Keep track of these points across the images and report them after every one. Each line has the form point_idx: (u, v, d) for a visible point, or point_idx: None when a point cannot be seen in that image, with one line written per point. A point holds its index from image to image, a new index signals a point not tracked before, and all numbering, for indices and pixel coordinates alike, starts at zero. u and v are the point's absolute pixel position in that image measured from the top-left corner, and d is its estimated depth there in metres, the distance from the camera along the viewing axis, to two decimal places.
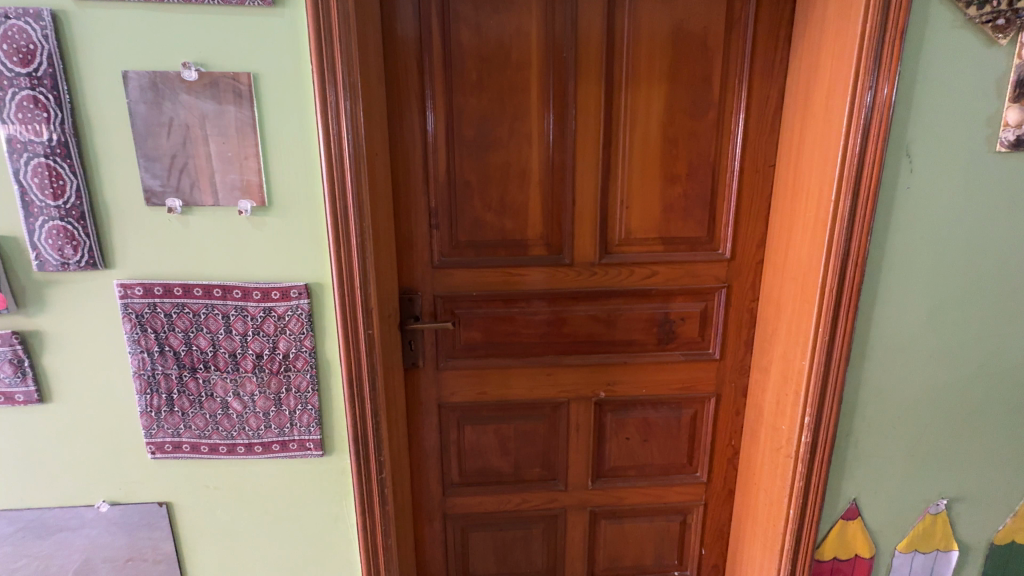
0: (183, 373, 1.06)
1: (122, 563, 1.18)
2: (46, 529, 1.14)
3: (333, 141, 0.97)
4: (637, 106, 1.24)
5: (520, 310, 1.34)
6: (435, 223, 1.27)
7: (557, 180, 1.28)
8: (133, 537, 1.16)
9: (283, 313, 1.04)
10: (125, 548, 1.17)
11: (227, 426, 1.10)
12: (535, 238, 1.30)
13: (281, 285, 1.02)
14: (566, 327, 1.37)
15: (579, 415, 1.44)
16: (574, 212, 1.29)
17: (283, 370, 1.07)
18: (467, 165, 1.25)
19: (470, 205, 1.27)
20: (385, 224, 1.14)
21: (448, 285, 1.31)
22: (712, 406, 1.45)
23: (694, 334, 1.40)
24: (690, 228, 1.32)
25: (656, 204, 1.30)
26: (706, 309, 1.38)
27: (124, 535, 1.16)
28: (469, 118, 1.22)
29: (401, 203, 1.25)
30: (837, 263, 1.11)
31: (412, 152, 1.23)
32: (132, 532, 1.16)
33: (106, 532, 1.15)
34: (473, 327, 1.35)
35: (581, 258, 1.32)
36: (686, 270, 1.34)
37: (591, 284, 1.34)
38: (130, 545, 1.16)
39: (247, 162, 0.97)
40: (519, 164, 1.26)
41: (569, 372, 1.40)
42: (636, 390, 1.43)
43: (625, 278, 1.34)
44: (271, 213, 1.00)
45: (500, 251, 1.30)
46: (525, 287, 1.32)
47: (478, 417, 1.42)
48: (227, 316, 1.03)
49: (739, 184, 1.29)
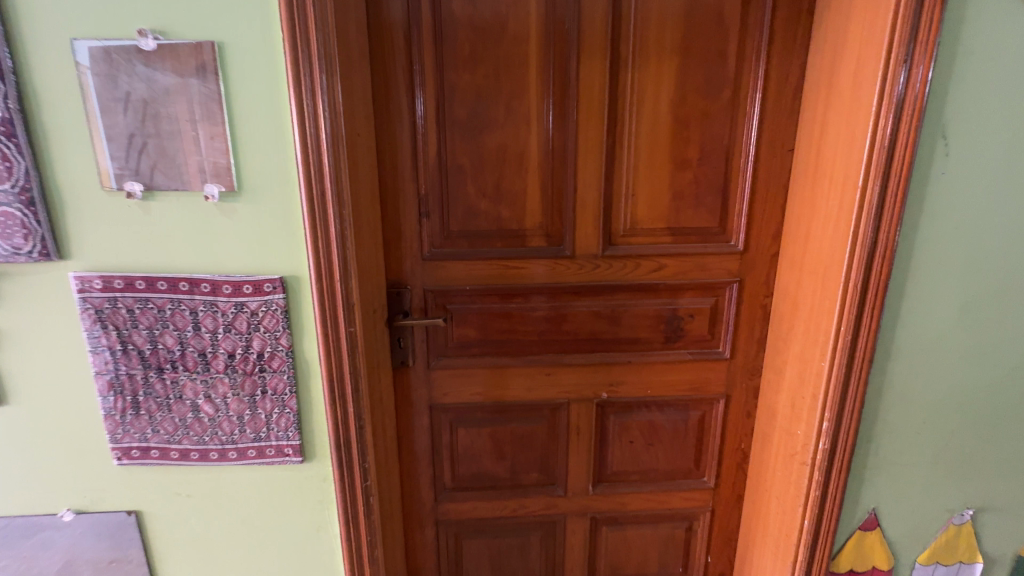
0: (149, 374, 0.97)
1: (108, 564, 1.10)
2: (29, 528, 1.06)
3: (309, 119, 0.88)
4: (645, 83, 1.14)
5: (517, 306, 1.25)
6: (426, 211, 1.18)
7: (557, 165, 1.18)
8: (118, 537, 1.08)
9: (256, 309, 0.95)
10: (110, 548, 1.08)
11: (198, 431, 1.01)
12: (533, 228, 1.21)
13: (254, 279, 0.93)
14: (567, 324, 1.28)
15: (580, 417, 1.35)
16: (576, 200, 1.19)
17: (258, 371, 0.98)
18: (460, 148, 1.15)
19: (463, 192, 1.18)
20: (370, 213, 1.05)
21: (439, 278, 1.22)
22: (720, 408, 1.37)
23: (703, 331, 1.31)
24: (699, 218, 1.23)
25: (664, 191, 1.20)
26: (716, 305, 1.29)
27: (108, 535, 1.07)
28: (462, 97, 1.12)
29: (388, 190, 1.16)
30: (864, 255, 1.01)
31: (400, 133, 1.13)
32: (117, 532, 1.07)
33: (92, 531, 1.07)
34: (467, 324, 1.26)
35: (583, 249, 1.22)
36: (696, 263, 1.25)
37: (594, 278, 1.25)
38: (116, 546, 1.08)
39: (214, 142, 0.88)
40: (516, 149, 1.16)
41: (569, 372, 1.31)
42: (640, 391, 1.34)
43: (629, 271, 1.25)
44: (240, 199, 0.91)
45: (495, 242, 1.21)
46: (522, 281, 1.23)
47: (473, 419, 1.34)
48: (195, 312, 0.94)
49: (754, 171, 1.20)
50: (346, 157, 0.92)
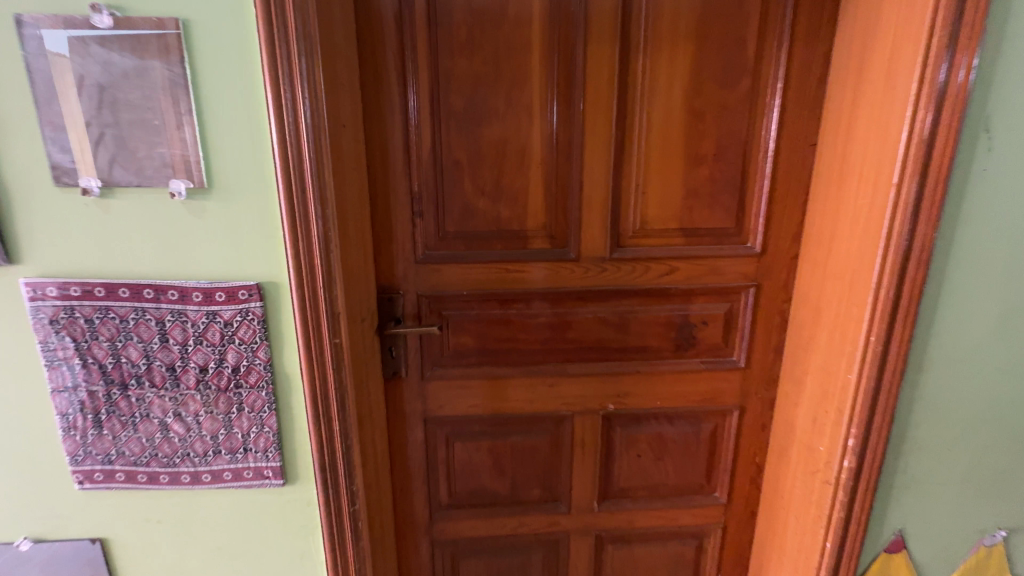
0: (112, 390, 0.88)
1: None
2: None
3: (287, 107, 0.78)
4: (657, 72, 1.05)
5: (518, 312, 1.17)
6: (420, 210, 1.09)
7: (562, 161, 1.09)
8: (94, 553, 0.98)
9: (230, 319, 0.86)
10: (87, 566, 0.98)
11: (168, 452, 0.92)
12: (535, 229, 1.12)
13: (227, 285, 0.84)
14: (571, 331, 1.19)
15: (584, 431, 1.27)
16: (582, 198, 1.10)
17: (233, 387, 0.89)
18: (456, 142, 1.06)
19: (460, 190, 1.09)
20: (357, 212, 0.95)
21: (434, 283, 1.13)
22: (734, 420, 1.29)
23: (716, 339, 1.23)
24: (714, 218, 1.14)
25: (677, 189, 1.12)
26: (730, 311, 1.21)
27: (84, 551, 0.97)
28: (458, 86, 1.03)
29: (379, 188, 1.06)
30: (897, 259, 0.93)
31: (391, 126, 1.04)
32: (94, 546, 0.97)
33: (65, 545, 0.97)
34: (464, 331, 1.17)
35: (589, 252, 1.14)
36: (709, 267, 1.17)
37: (601, 283, 1.16)
38: (93, 563, 0.98)
39: (180, 133, 0.78)
40: (517, 143, 1.07)
41: (573, 382, 1.23)
42: (649, 403, 1.26)
43: (638, 275, 1.16)
44: (211, 197, 0.81)
45: (494, 244, 1.12)
46: (524, 285, 1.15)
47: (470, 432, 1.25)
48: (162, 322, 0.85)
49: (774, 167, 1.11)
50: (330, 150, 0.83)
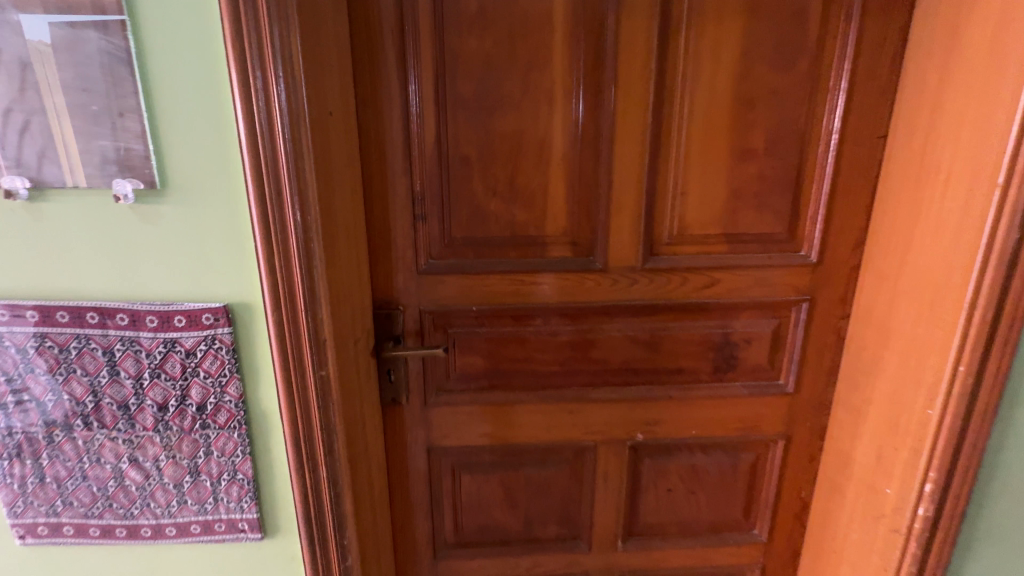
0: (53, 432, 0.73)
1: None
2: None
3: (257, 89, 0.63)
4: (703, 50, 0.89)
5: (535, 330, 1.01)
6: (422, 213, 0.93)
7: (589, 156, 0.93)
8: None
9: (193, 348, 0.71)
10: None
11: (123, 502, 0.78)
12: (556, 235, 0.97)
13: (188, 308, 0.69)
14: (596, 352, 1.04)
15: (608, 462, 1.12)
16: (611, 200, 0.95)
17: (198, 428, 0.75)
18: (465, 134, 0.90)
19: (470, 190, 0.93)
20: (348, 217, 0.80)
21: (438, 297, 0.98)
22: (778, 451, 1.13)
23: (761, 361, 1.07)
24: (764, 223, 0.98)
25: (721, 189, 0.96)
26: (779, 329, 1.05)
27: None
28: (468, 68, 0.87)
29: (374, 187, 0.91)
30: (998, 277, 0.78)
31: (389, 115, 0.88)
32: None
33: None
34: (473, 352, 1.02)
35: (618, 262, 0.98)
36: (756, 278, 1.01)
37: (631, 297, 1.00)
38: None
39: (125, 122, 0.63)
40: (536, 135, 0.91)
41: (597, 409, 1.08)
42: (683, 432, 1.11)
43: (674, 288, 1.01)
44: (165, 200, 0.66)
45: (509, 252, 0.97)
46: (542, 300, 0.99)
47: (480, 464, 1.10)
48: (110, 352, 0.70)
49: (836, 163, 0.95)
50: (313, 143, 0.68)
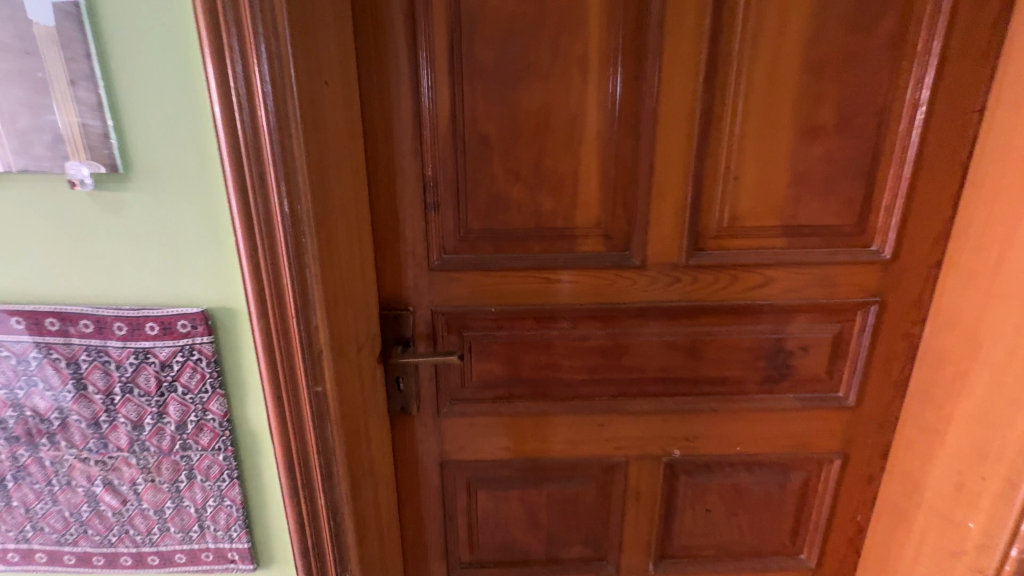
0: (18, 451, 0.65)
1: None
2: None
3: (232, 51, 0.51)
4: (766, 7, 0.75)
5: (561, 334, 0.90)
6: (434, 201, 0.82)
7: (627, 134, 0.80)
8: None
9: (168, 360, 0.61)
10: None
11: (100, 529, 0.69)
12: (587, 227, 0.84)
13: (161, 314, 0.59)
14: (630, 358, 0.92)
15: (640, 479, 1.01)
16: (652, 186, 0.82)
17: (179, 450, 0.65)
18: (484, 109, 0.78)
19: (489, 175, 0.81)
20: (346, 206, 0.68)
21: (452, 296, 0.87)
22: (833, 469, 1.01)
23: (818, 370, 0.94)
24: (829, 212, 0.85)
25: (780, 174, 0.82)
26: (840, 335, 0.92)
27: None
28: (488, 31, 0.75)
29: (380, 171, 0.80)
30: None
31: (397, 88, 0.77)
32: None
33: None
34: (491, 357, 0.91)
35: (657, 257, 0.86)
36: (817, 277, 0.88)
37: (672, 298, 0.88)
38: None
39: (77, 91, 0.52)
40: (566, 110, 0.79)
41: (629, 422, 0.96)
42: (725, 448, 0.99)
43: (722, 288, 0.88)
44: (130, 188, 0.56)
45: (533, 246, 0.85)
46: (569, 300, 0.87)
47: (498, 480, 0.99)
48: (75, 364, 0.61)
49: (921, 142, 0.80)
50: (303, 116, 0.56)
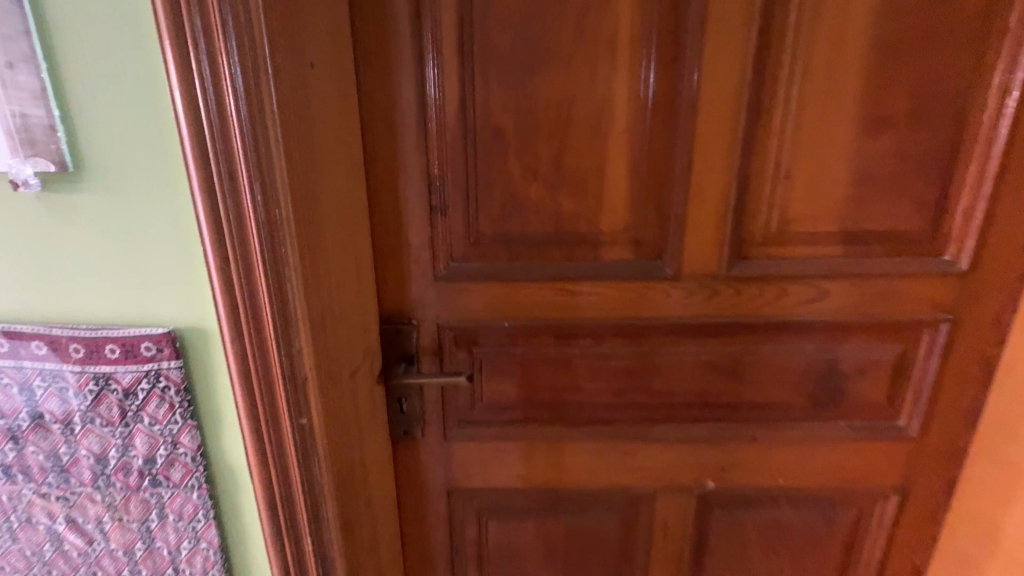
0: None
1: None
2: None
3: (193, 25, 0.43)
4: None
5: (582, 352, 0.80)
6: (441, 203, 0.72)
7: (661, 126, 0.70)
8: None
9: (132, 387, 0.53)
10: None
11: (65, 570, 0.61)
12: (614, 232, 0.74)
13: (123, 336, 0.51)
14: (660, 380, 0.82)
15: (669, 512, 0.90)
16: (690, 187, 0.72)
17: (148, 487, 0.57)
18: (497, 99, 0.69)
19: (503, 174, 0.72)
20: (337, 211, 0.60)
21: (461, 309, 0.78)
22: (889, 506, 0.89)
23: (876, 395, 0.83)
24: (896, 217, 0.73)
25: (839, 172, 0.71)
26: (903, 356, 0.80)
27: None
28: (503, 9, 0.65)
29: (380, 170, 0.71)
30: None
31: (399, 74, 0.68)
32: None
33: None
34: (504, 376, 0.81)
35: (694, 267, 0.75)
36: (878, 290, 0.77)
37: (709, 313, 0.77)
38: None
39: (17, 76, 0.44)
40: (591, 99, 0.69)
41: (658, 450, 0.86)
42: (766, 481, 0.88)
43: (767, 302, 0.77)
44: (83, 190, 0.48)
45: (552, 253, 0.75)
46: (592, 315, 0.78)
47: (511, 509, 0.90)
48: (29, 390, 0.53)
49: (1011, 134, 0.68)
50: (282, 105, 0.47)
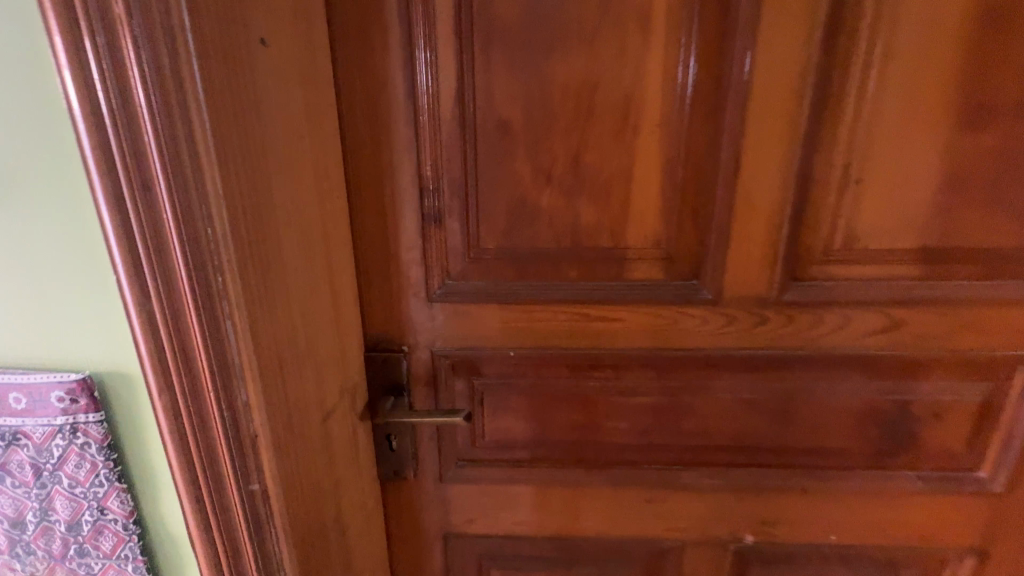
0: None
1: None
2: None
3: None
4: None
5: (601, 385, 0.68)
6: (436, 211, 0.61)
7: (704, 119, 0.57)
8: None
9: (46, 442, 0.43)
10: None
11: None
12: (642, 247, 0.62)
13: (29, 384, 0.42)
14: (693, 419, 0.69)
15: (700, 567, 0.78)
16: (737, 193, 0.59)
17: (74, 557, 0.47)
18: (502, 86, 0.57)
19: (510, 178, 0.60)
20: (300, 226, 0.49)
21: (460, 334, 0.66)
22: (961, 569, 0.76)
23: (953, 442, 0.69)
24: (992, 232, 0.60)
25: (923, 177, 0.58)
26: (990, 398, 0.67)
27: None
28: None
29: (363, 172, 0.60)
30: None
31: (384, 57, 0.56)
32: None
33: None
34: (510, 411, 0.70)
35: (738, 290, 0.63)
36: (964, 319, 0.63)
37: (754, 345, 0.65)
38: None
39: None
40: (616, 87, 0.56)
41: (689, 498, 0.74)
42: (815, 536, 0.75)
43: (826, 333, 0.64)
44: None
45: (567, 272, 0.63)
46: (614, 344, 0.66)
47: (516, 559, 0.79)
48: None
49: None
50: (211, 93, 0.36)
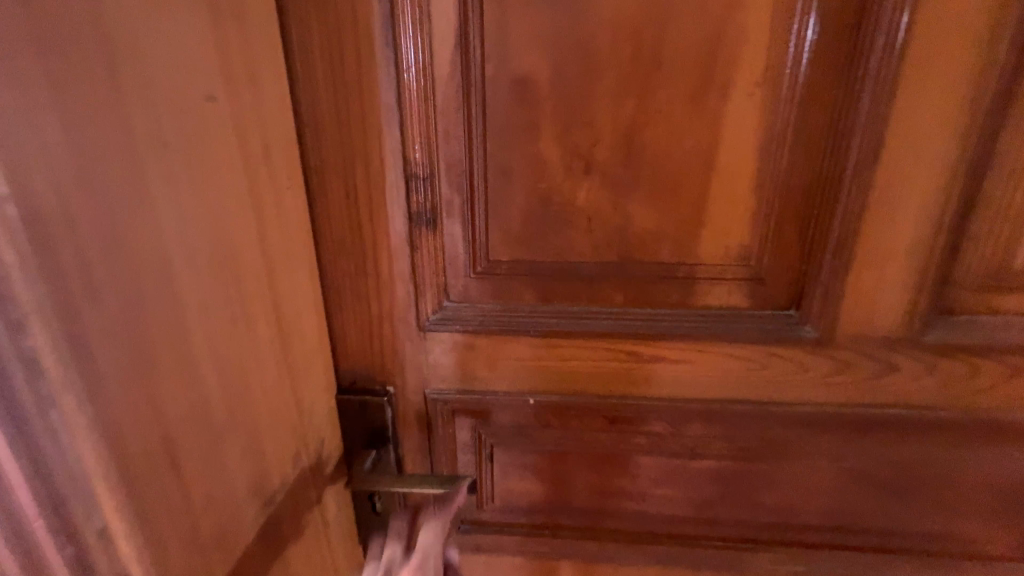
0: None
1: None
2: None
3: None
4: None
5: (650, 444, 0.51)
6: (429, 209, 0.44)
7: (829, 77, 0.38)
8: None
9: None
10: None
11: None
12: (720, 263, 0.44)
13: None
14: (772, 489, 0.52)
15: None
16: (872, 189, 0.39)
17: None
18: (526, 27, 0.38)
19: (534, 163, 0.42)
20: (208, 236, 0.32)
21: (462, 374, 0.49)
22: None
23: None
24: None
25: None
26: None
27: None
28: None
29: (327, 154, 0.42)
30: None
31: None
32: None
33: None
34: (527, 470, 0.54)
35: (855, 326, 0.44)
36: None
37: (871, 401, 0.46)
38: None
39: None
40: (697, 25, 0.37)
41: None
42: None
43: (978, 389, 0.45)
44: None
45: (610, 295, 0.45)
46: (670, 392, 0.48)
47: None
48: None
49: None
50: None
